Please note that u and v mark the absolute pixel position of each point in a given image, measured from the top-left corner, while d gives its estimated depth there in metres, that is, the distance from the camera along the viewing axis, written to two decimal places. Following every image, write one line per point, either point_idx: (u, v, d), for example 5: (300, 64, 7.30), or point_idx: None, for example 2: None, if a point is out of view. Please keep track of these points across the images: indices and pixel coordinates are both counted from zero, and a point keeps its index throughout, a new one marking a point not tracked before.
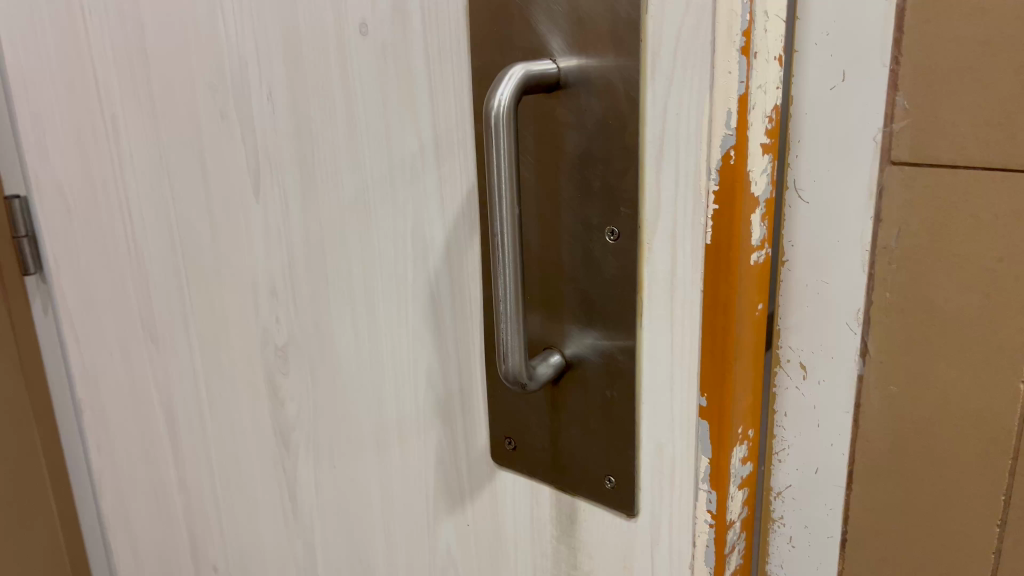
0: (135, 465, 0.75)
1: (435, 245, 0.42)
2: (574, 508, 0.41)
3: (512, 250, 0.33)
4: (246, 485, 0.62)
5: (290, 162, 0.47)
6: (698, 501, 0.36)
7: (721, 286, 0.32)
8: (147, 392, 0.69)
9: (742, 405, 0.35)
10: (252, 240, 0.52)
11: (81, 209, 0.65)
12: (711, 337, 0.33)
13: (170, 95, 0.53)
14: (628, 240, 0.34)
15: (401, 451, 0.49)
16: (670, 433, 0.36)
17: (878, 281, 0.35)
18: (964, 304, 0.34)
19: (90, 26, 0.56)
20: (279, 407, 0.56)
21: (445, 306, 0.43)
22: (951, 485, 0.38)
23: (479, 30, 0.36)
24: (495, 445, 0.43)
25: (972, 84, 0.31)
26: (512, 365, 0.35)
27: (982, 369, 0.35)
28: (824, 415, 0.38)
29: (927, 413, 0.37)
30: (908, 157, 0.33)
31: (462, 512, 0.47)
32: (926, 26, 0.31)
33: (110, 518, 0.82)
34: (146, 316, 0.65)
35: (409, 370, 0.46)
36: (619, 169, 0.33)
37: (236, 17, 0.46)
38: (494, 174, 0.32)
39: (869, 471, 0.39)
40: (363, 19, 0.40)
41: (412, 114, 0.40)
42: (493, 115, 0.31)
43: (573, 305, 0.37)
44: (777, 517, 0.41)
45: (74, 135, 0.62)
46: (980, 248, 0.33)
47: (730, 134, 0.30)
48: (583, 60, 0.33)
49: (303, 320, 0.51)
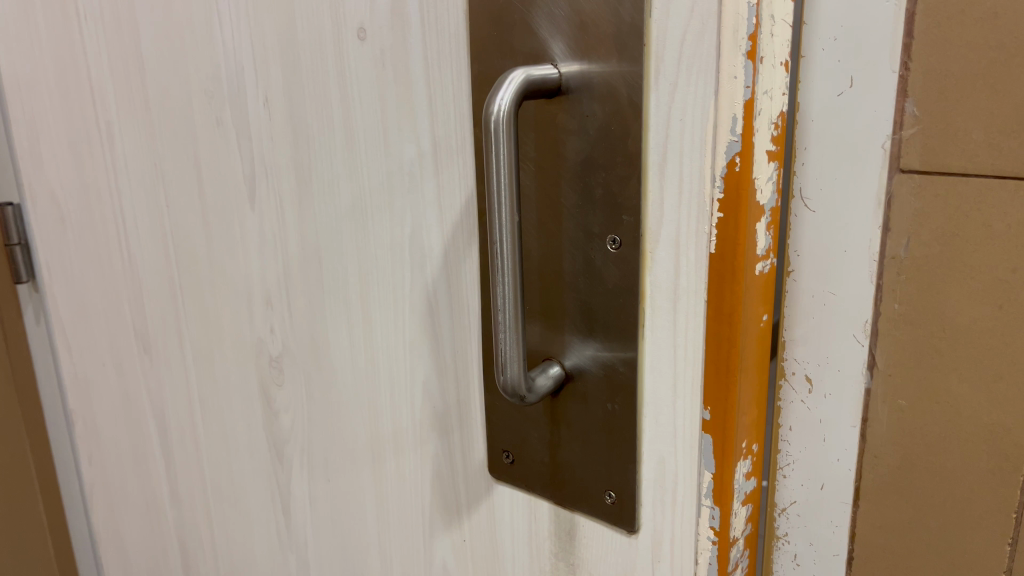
0: (126, 477, 0.74)
1: (433, 253, 0.41)
2: (573, 524, 0.40)
3: (512, 258, 0.32)
4: (239, 499, 0.61)
5: (287, 169, 0.46)
6: (700, 518, 0.35)
7: (726, 297, 0.31)
8: (140, 403, 0.68)
9: (747, 418, 0.34)
10: (248, 247, 0.51)
11: (74, 216, 0.64)
12: (715, 349, 0.32)
13: (165, 101, 0.52)
14: (630, 248, 0.33)
15: (397, 464, 0.48)
16: (673, 447, 0.35)
17: (887, 292, 0.34)
18: (975, 316, 0.34)
19: (86, 32, 0.55)
20: (272, 419, 0.55)
21: (442, 316, 0.42)
22: (961, 502, 0.37)
23: (480, 35, 0.35)
24: (493, 458, 0.42)
25: (984, 90, 0.31)
26: (510, 376, 0.34)
27: (993, 382, 0.34)
28: (830, 428, 0.37)
29: (936, 427, 0.36)
30: (918, 164, 0.32)
31: (458, 527, 0.46)
32: (937, 31, 0.31)
33: (100, 530, 0.81)
34: (139, 326, 0.64)
35: (406, 381, 0.45)
36: (622, 176, 0.32)
37: (233, 23, 0.45)
38: (494, 181, 0.31)
39: (877, 488, 0.38)
40: (362, 23, 0.40)
41: (410, 121, 0.39)
42: (492, 120, 0.31)
43: (574, 316, 0.36)
44: (781, 535, 0.40)
45: (68, 142, 0.61)
46: (992, 259, 0.33)
47: (735, 140, 0.30)
48: (585, 65, 0.32)
49: (298, 331, 0.50)
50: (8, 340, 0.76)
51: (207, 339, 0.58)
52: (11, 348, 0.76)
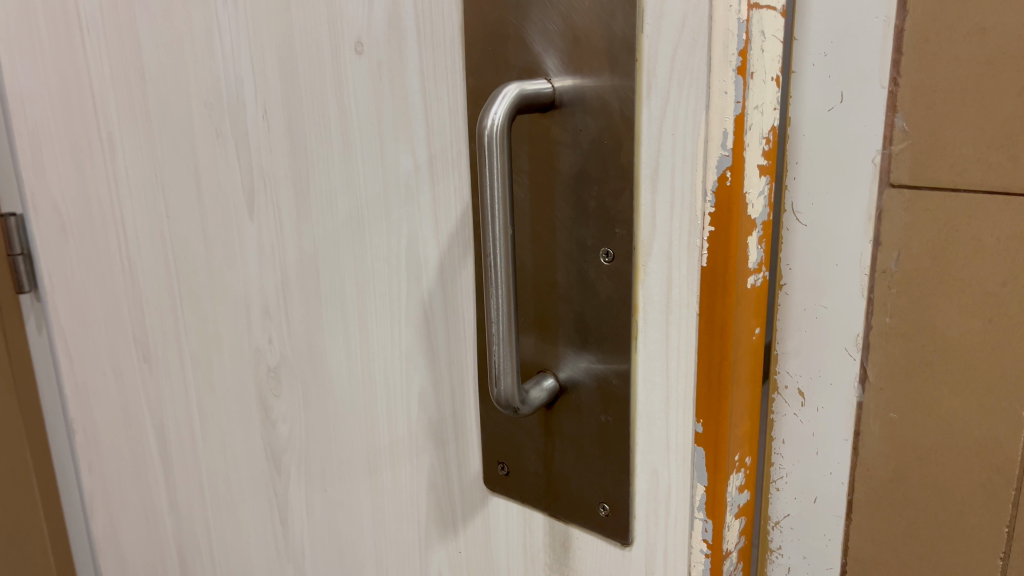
0: (126, 486, 0.74)
1: (429, 264, 0.41)
2: (567, 536, 0.40)
3: (505, 271, 0.32)
4: (237, 509, 0.61)
5: (285, 181, 0.47)
6: (693, 531, 0.35)
7: (718, 309, 0.32)
8: (139, 412, 0.68)
9: (739, 431, 0.34)
10: (247, 257, 0.51)
11: (75, 225, 0.65)
12: (707, 362, 0.33)
13: (166, 113, 0.53)
14: (622, 261, 0.33)
15: (393, 474, 0.48)
16: (666, 459, 0.35)
17: (878, 305, 0.35)
18: (967, 330, 0.34)
19: (88, 43, 0.56)
20: (270, 428, 0.55)
21: (438, 327, 0.42)
22: (954, 516, 0.37)
23: (474, 49, 0.36)
24: (487, 469, 0.42)
25: (974, 105, 0.31)
26: (504, 388, 0.34)
27: (985, 397, 0.34)
28: (823, 441, 0.37)
29: (928, 441, 0.36)
30: (908, 179, 0.33)
31: (454, 539, 0.46)
32: (926, 47, 0.31)
33: (100, 538, 0.81)
34: (139, 335, 0.64)
35: (402, 391, 0.45)
36: (614, 189, 0.32)
37: (234, 35, 0.46)
38: (487, 194, 0.31)
39: (871, 501, 0.38)
40: (359, 37, 0.40)
41: (406, 133, 0.40)
42: (486, 134, 0.31)
43: (568, 327, 0.36)
44: (775, 547, 0.40)
45: (71, 152, 0.62)
46: (983, 274, 0.33)
47: (726, 154, 0.30)
48: (578, 79, 0.32)
49: (296, 341, 0.51)
50: (8, 338, 0.77)
51: (206, 349, 0.58)
52: (11, 343, 0.77)
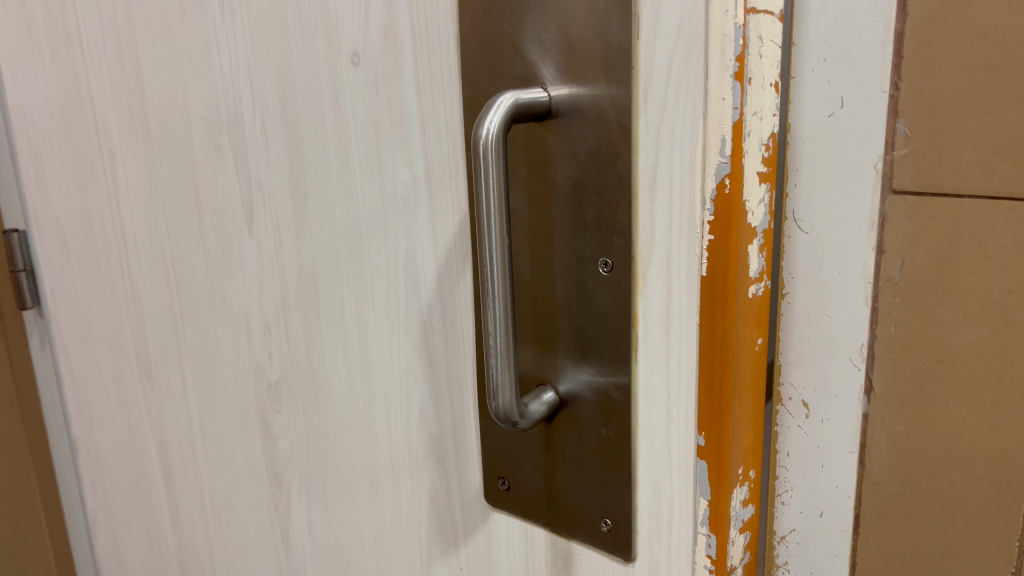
0: (129, 504, 0.73)
1: (426, 279, 0.41)
2: (569, 552, 0.39)
3: (502, 282, 0.32)
4: (238, 527, 0.61)
5: (283, 194, 0.46)
6: (697, 546, 0.34)
7: (718, 318, 0.31)
8: (142, 430, 0.68)
9: (742, 444, 0.34)
10: (246, 273, 0.51)
11: (77, 242, 0.65)
12: (708, 373, 0.32)
13: (165, 129, 0.53)
14: (621, 271, 0.33)
15: (394, 490, 0.47)
16: (668, 473, 0.34)
17: (882, 316, 0.34)
18: (972, 339, 0.33)
19: (89, 61, 0.56)
20: (270, 445, 0.55)
21: (437, 340, 0.42)
22: (964, 531, 0.36)
23: (470, 59, 0.35)
24: (488, 484, 0.42)
25: (976, 110, 0.30)
26: (502, 402, 0.33)
27: (992, 408, 0.33)
28: (828, 454, 0.36)
29: (937, 453, 0.35)
30: (911, 184, 0.32)
31: (456, 556, 0.45)
32: (926, 52, 0.30)
33: (104, 556, 0.80)
34: (141, 351, 0.64)
35: (401, 406, 0.45)
36: (612, 199, 0.32)
37: (231, 50, 0.46)
38: (483, 204, 0.31)
39: (879, 515, 0.37)
40: (355, 49, 0.40)
41: (404, 147, 0.40)
42: (481, 144, 0.30)
43: (567, 340, 0.36)
44: (781, 563, 0.39)
45: (72, 168, 0.62)
46: (988, 282, 0.32)
47: (724, 162, 0.29)
48: (574, 88, 0.32)
49: (296, 357, 0.50)
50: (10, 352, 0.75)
51: (207, 367, 0.58)
52: (12, 355, 0.75)
